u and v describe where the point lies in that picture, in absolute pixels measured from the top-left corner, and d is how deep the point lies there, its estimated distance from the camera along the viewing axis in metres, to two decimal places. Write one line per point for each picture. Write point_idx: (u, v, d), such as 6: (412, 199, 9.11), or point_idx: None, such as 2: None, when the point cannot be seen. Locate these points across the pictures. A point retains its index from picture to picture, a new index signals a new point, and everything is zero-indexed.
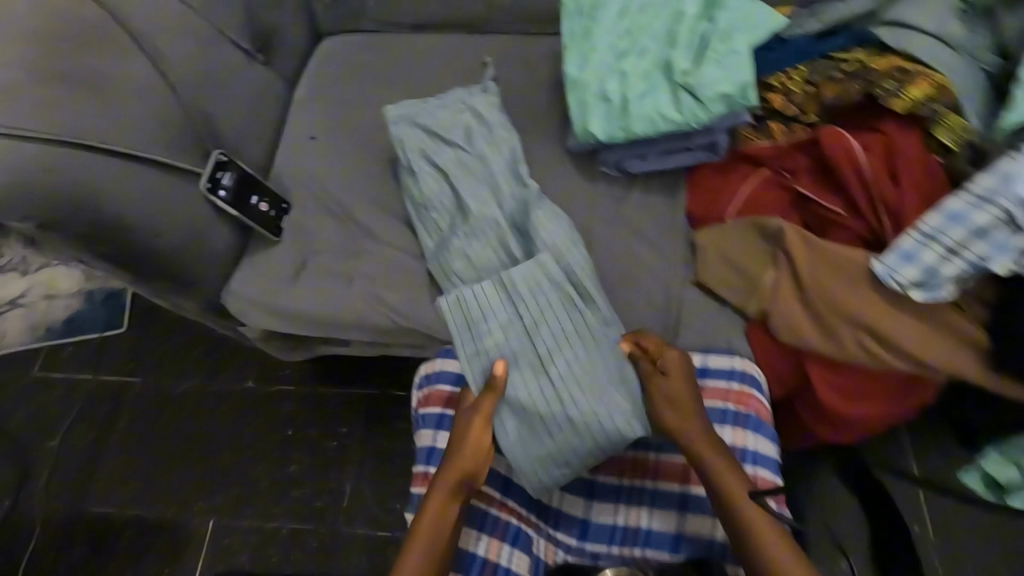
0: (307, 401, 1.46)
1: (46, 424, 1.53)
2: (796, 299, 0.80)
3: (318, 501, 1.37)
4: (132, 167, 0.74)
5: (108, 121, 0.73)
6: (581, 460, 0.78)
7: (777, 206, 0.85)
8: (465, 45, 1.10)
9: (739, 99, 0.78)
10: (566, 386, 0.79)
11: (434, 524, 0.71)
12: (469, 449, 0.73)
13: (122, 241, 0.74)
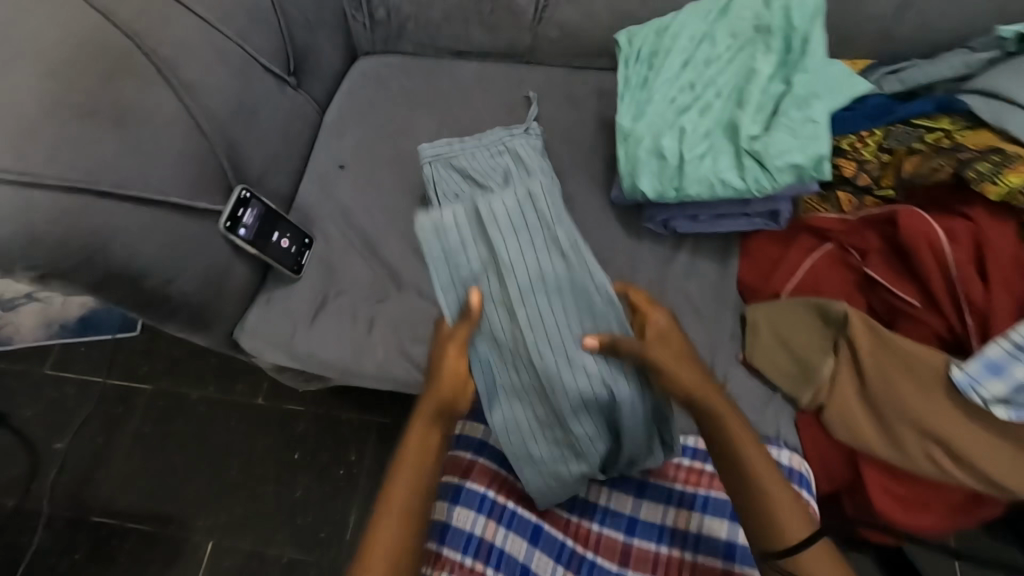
0: (317, 423, 1.40)
1: (49, 424, 1.45)
2: (855, 395, 0.73)
3: (321, 531, 1.32)
4: (147, 206, 0.68)
5: (123, 154, 0.67)
6: (559, 413, 0.72)
7: (840, 286, 0.78)
8: (508, 75, 1.03)
9: (811, 171, 0.71)
10: (547, 331, 0.70)
11: (414, 470, 0.66)
12: (443, 384, 0.66)
13: (133, 290, 0.69)
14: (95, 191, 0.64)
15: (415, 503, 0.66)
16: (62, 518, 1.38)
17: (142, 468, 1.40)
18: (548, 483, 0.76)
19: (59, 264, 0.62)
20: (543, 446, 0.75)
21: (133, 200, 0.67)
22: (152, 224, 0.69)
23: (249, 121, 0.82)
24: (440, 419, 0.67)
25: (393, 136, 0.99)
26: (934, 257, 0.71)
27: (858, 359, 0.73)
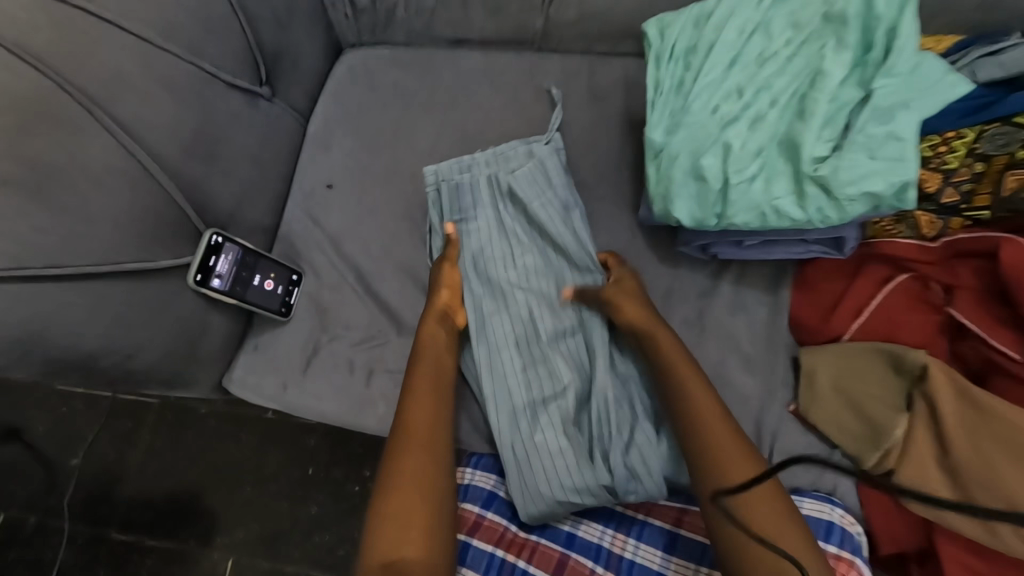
0: (330, 438, 1.35)
1: (62, 440, 1.44)
2: (934, 461, 0.62)
3: (339, 549, 1.29)
4: (96, 275, 0.59)
5: (60, 220, 0.57)
6: (536, 363, 0.75)
7: (918, 330, 0.65)
8: (517, 67, 0.88)
9: (891, 201, 0.57)
10: (532, 279, 0.78)
11: (430, 363, 0.71)
12: (445, 289, 0.77)
13: (91, 371, 0.61)
14: (28, 274, 0.55)
15: (433, 395, 0.69)
16: (82, 534, 1.39)
17: (159, 482, 1.39)
18: (524, 451, 0.72)
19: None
20: (528, 417, 0.73)
21: (76, 276, 0.58)
22: (100, 300, 0.59)
23: (212, 153, 0.71)
24: (443, 317, 0.75)
25: (386, 148, 0.87)
26: None
27: (938, 418, 0.61)
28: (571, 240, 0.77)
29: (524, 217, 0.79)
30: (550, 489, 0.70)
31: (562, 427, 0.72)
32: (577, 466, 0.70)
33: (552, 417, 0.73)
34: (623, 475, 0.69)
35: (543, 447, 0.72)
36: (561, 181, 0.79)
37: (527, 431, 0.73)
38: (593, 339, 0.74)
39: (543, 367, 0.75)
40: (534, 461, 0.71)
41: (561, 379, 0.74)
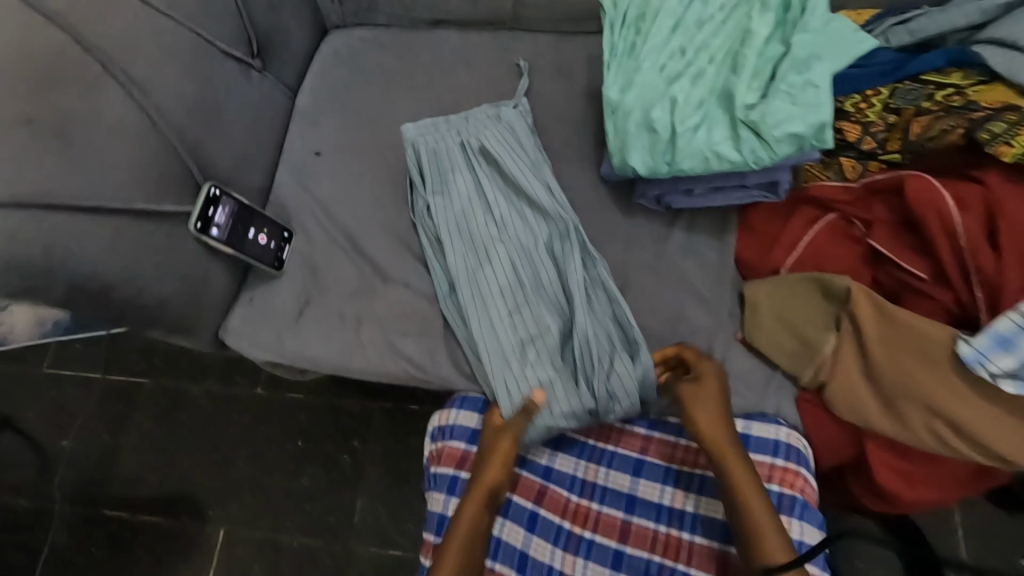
0: (320, 412, 1.39)
1: (53, 424, 1.45)
2: (859, 370, 0.71)
3: (330, 516, 1.32)
4: (107, 215, 0.65)
5: (73, 164, 0.63)
6: (520, 306, 0.80)
7: (844, 259, 0.74)
8: (491, 45, 0.96)
9: (812, 140, 0.66)
10: (511, 231, 0.83)
11: (460, 549, 0.71)
12: (493, 464, 0.74)
13: (103, 304, 0.66)
14: (52, 205, 0.62)
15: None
16: (75, 514, 1.39)
17: (153, 461, 1.41)
18: (513, 386, 0.78)
19: (18, 286, 0.60)
20: (516, 355, 0.79)
21: (90, 212, 0.64)
22: (114, 236, 0.65)
23: (212, 115, 0.77)
24: (490, 500, 0.73)
25: (370, 119, 0.93)
26: (945, 226, 0.66)
27: (861, 335, 0.70)
28: (542, 191, 0.84)
29: (499, 176, 0.86)
30: (540, 417, 0.77)
31: (547, 362, 0.78)
32: (563, 394, 0.77)
33: (538, 354, 0.78)
34: (604, 397, 0.76)
35: (531, 380, 0.77)
36: (528, 141, 0.87)
37: (516, 368, 0.78)
38: (570, 279, 0.80)
39: (527, 309, 0.80)
40: (523, 394, 0.77)
41: (543, 319, 0.79)
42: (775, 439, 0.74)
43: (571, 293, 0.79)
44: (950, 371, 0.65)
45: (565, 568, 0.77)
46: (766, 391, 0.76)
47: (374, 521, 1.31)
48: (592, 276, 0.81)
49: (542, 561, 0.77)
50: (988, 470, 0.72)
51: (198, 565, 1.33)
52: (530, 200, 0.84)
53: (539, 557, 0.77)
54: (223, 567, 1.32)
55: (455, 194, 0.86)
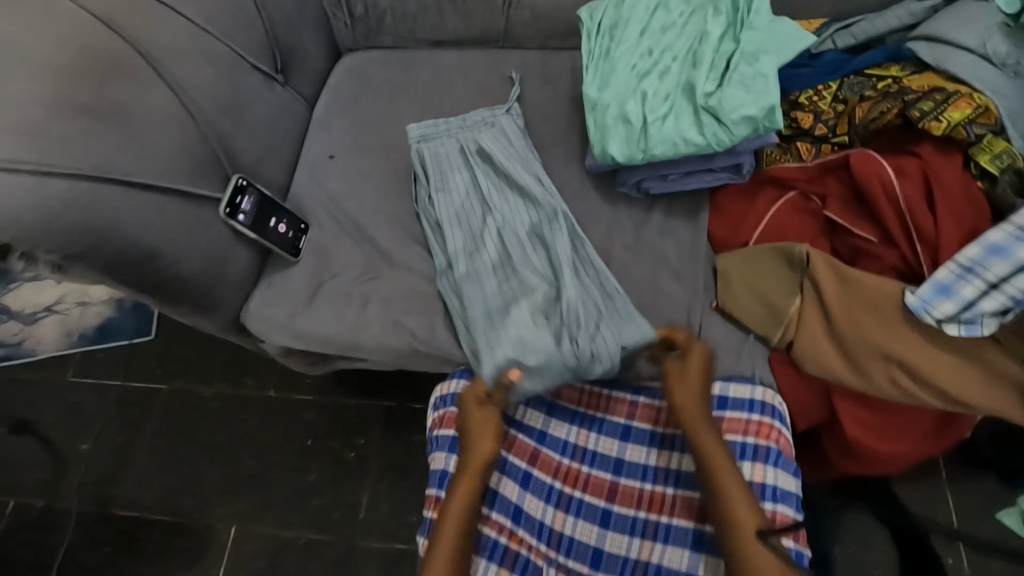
0: (325, 412, 1.41)
1: (70, 428, 1.44)
2: (821, 327, 0.77)
3: (335, 512, 1.32)
4: (152, 195, 0.76)
5: (125, 149, 0.75)
6: (510, 278, 0.86)
7: (803, 231, 0.83)
8: (486, 62, 1.07)
9: (764, 122, 0.76)
10: (505, 216, 0.91)
11: (456, 522, 0.73)
12: (482, 439, 0.78)
13: (143, 271, 0.76)
14: (107, 178, 0.72)
15: (453, 553, 0.72)
16: (79, 516, 1.37)
17: (161, 462, 1.40)
18: (499, 344, 0.82)
19: (74, 246, 0.70)
20: (504, 317, 0.83)
21: (137, 187, 0.75)
22: (157, 211, 0.76)
23: (239, 118, 0.89)
24: (481, 475, 0.76)
25: (377, 127, 1.04)
26: (887, 193, 0.75)
27: (820, 294, 0.77)
28: (531, 180, 0.92)
29: (493, 170, 0.94)
30: (526, 372, 0.80)
31: (534, 322, 0.82)
32: (546, 348, 0.80)
33: (523, 314, 0.83)
34: (587, 352, 0.80)
35: (516, 337, 0.81)
36: (517, 137, 0.96)
37: (503, 328, 0.83)
38: (557, 253, 0.86)
39: (515, 278, 0.86)
40: (507, 348, 0.81)
41: (530, 285, 0.85)
42: (751, 398, 0.79)
43: (559, 266, 0.86)
44: (899, 321, 0.72)
45: (555, 525, 0.80)
46: (740, 354, 0.83)
47: (377, 517, 1.30)
48: (580, 253, 0.87)
49: (534, 516, 0.80)
50: (950, 419, 0.78)
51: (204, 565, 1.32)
52: (521, 188, 0.92)
53: (531, 513, 0.80)
54: (232, 564, 1.32)
55: (453, 185, 0.94)
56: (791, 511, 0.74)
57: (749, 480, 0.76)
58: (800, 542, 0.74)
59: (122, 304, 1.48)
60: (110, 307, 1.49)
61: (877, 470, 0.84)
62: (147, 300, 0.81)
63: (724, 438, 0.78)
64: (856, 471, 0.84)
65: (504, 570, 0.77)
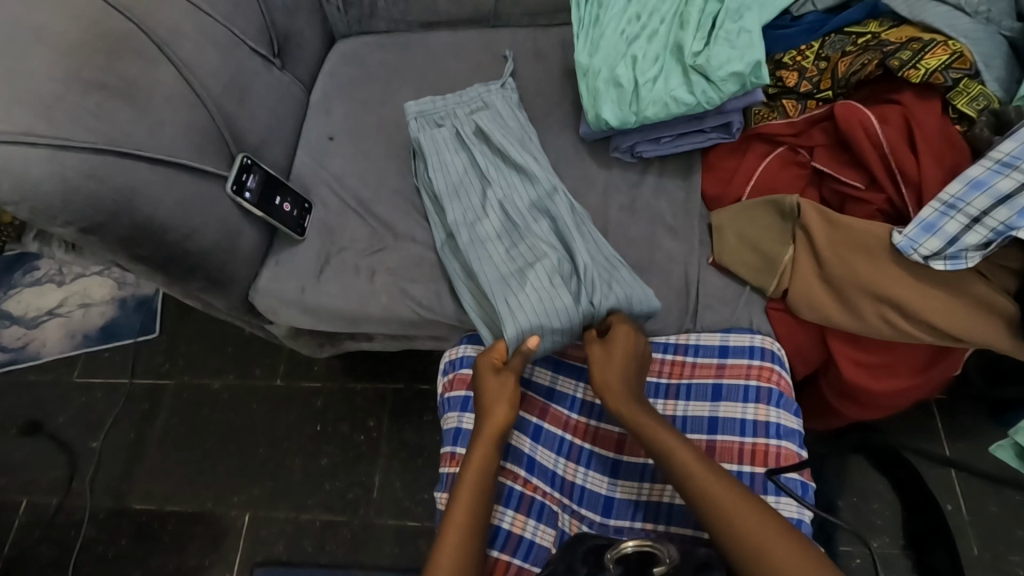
0: (334, 398, 1.35)
1: (83, 425, 1.39)
2: (814, 272, 0.80)
3: (349, 493, 1.27)
4: (164, 170, 0.81)
5: (134, 127, 0.79)
6: (518, 247, 0.86)
7: (792, 183, 0.86)
8: (478, 40, 1.07)
9: (751, 77, 0.79)
10: (503, 190, 0.90)
11: (473, 488, 0.70)
12: (499, 404, 0.74)
13: (158, 244, 0.80)
14: (122, 152, 0.76)
15: (470, 519, 0.69)
16: (81, 512, 1.32)
17: (167, 452, 1.35)
18: (517, 309, 0.81)
19: (91, 218, 0.74)
20: (519, 281, 0.83)
21: (147, 160, 0.79)
22: (167, 182, 0.80)
23: (241, 100, 0.93)
24: (499, 441, 0.73)
25: (374, 106, 1.04)
26: (870, 140, 0.79)
27: (812, 240, 0.80)
28: (526, 152, 0.92)
29: (487, 145, 0.94)
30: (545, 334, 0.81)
31: (551, 283, 0.82)
32: (564, 308, 0.81)
33: (538, 279, 0.83)
34: (604, 309, 0.81)
35: (535, 301, 0.81)
36: (511, 111, 0.96)
37: (519, 291, 0.83)
38: (561, 220, 0.87)
39: (525, 246, 0.86)
40: (528, 311, 0.81)
41: (541, 252, 0.85)
42: (751, 345, 0.82)
43: (567, 233, 0.86)
44: (886, 258, 0.76)
45: (567, 475, 0.83)
46: (737, 305, 0.86)
47: (391, 495, 1.25)
48: (581, 220, 0.88)
49: (547, 466, 0.82)
50: (944, 356, 0.80)
51: (215, 557, 1.26)
52: (516, 160, 0.91)
53: (544, 463, 0.82)
54: (248, 549, 1.26)
55: (448, 162, 0.93)
56: (795, 447, 0.77)
57: (753, 421, 0.79)
58: (805, 476, 0.76)
59: (123, 303, 1.49)
60: (111, 306, 1.49)
61: (874, 409, 0.87)
62: (162, 275, 0.84)
63: (727, 384, 0.82)
64: (855, 412, 0.87)
65: (520, 516, 0.78)
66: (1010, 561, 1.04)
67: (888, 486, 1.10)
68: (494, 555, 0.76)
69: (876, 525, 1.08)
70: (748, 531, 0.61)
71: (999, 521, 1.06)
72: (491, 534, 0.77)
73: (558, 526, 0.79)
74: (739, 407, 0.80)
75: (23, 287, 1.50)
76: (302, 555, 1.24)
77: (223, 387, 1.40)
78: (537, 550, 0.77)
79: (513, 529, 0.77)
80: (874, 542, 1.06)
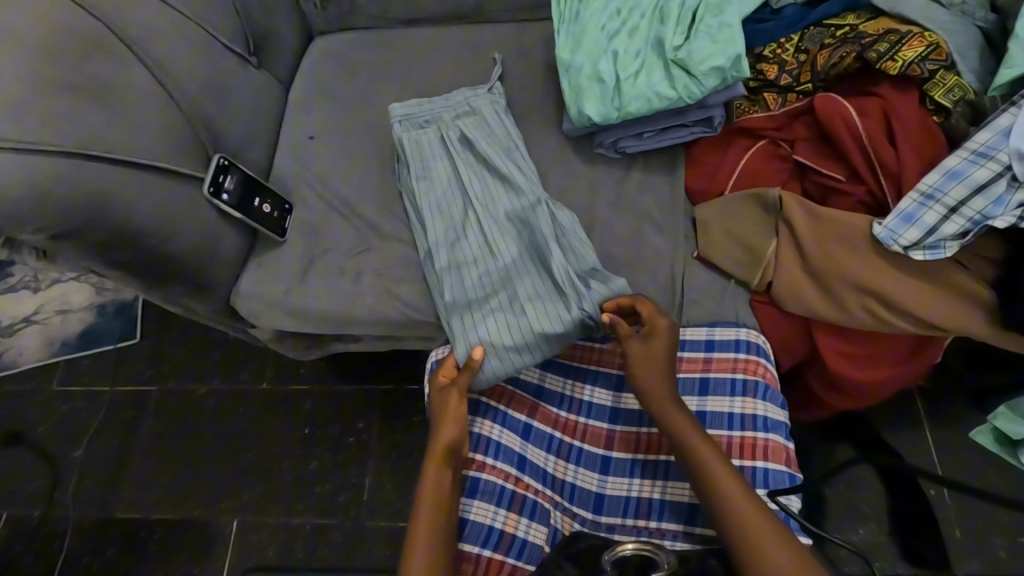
0: (323, 401, 1.34)
1: (64, 435, 1.36)
2: (797, 265, 0.81)
3: (339, 497, 1.26)
4: (134, 171, 0.78)
5: (105, 127, 0.77)
6: (495, 265, 0.86)
7: (774, 177, 0.87)
8: (459, 37, 1.06)
9: (733, 71, 0.80)
10: (483, 203, 0.89)
11: (433, 507, 0.71)
12: (447, 424, 0.75)
13: (134, 249, 0.78)
14: (89, 154, 0.74)
15: (434, 538, 0.69)
16: (64, 524, 1.29)
17: (152, 460, 1.33)
18: (490, 328, 0.83)
19: (64, 225, 0.72)
20: (490, 311, 0.84)
21: (122, 163, 0.77)
22: (144, 187, 0.79)
23: (217, 99, 0.91)
24: (449, 458, 0.74)
25: (354, 105, 1.02)
26: (851, 133, 0.79)
27: (795, 234, 0.80)
28: (509, 161, 0.90)
29: (470, 154, 0.92)
30: (516, 352, 0.82)
31: (520, 311, 0.83)
32: (540, 325, 0.82)
33: (512, 297, 0.84)
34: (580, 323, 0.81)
35: (509, 322, 0.83)
36: (498, 115, 0.94)
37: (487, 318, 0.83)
38: (540, 232, 0.85)
39: (501, 263, 0.86)
40: (500, 328, 0.83)
41: (518, 270, 0.85)
42: (738, 339, 0.83)
43: (541, 251, 0.85)
44: (868, 250, 0.76)
45: (557, 473, 0.83)
46: (723, 299, 0.86)
47: (382, 497, 1.25)
48: (563, 227, 0.86)
49: (537, 464, 0.82)
50: (926, 344, 0.82)
51: (203, 564, 1.25)
52: (497, 170, 0.90)
53: (535, 461, 0.82)
54: (238, 556, 1.24)
55: (430, 173, 0.92)
56: (783, 439, 0.78)
57: (741, 414, 0.79)
58: (793, 467, 0.77)
59: (102, 310, 1.45)
60: (90, 313, 1.45)
61: (857, 400, 0.88)
62: (137, 281, 0.82)
63: (713, 378, 0.82)
64: (840, 404, 0.88)
65: (512, 514, 0.77)
66: (992, 543, 1.06)
67: (874, 474, 1.11)
68: (487, 555, 0.75)
69: (863, 512, 1.09)
70: (761, 543, 0.62)
71: (983, 506, 1.08)
72: (484, 534, 0.76)
73: (550, 523, 0.79)
74: (726, 401, 0.80)
75: None
76: (293, 560, 1.22)
77: (207, 391, 1.38)
78: (531, 548, 0.76)
79: (505, 528, 0.77)
80: (861, 529, 1.08)
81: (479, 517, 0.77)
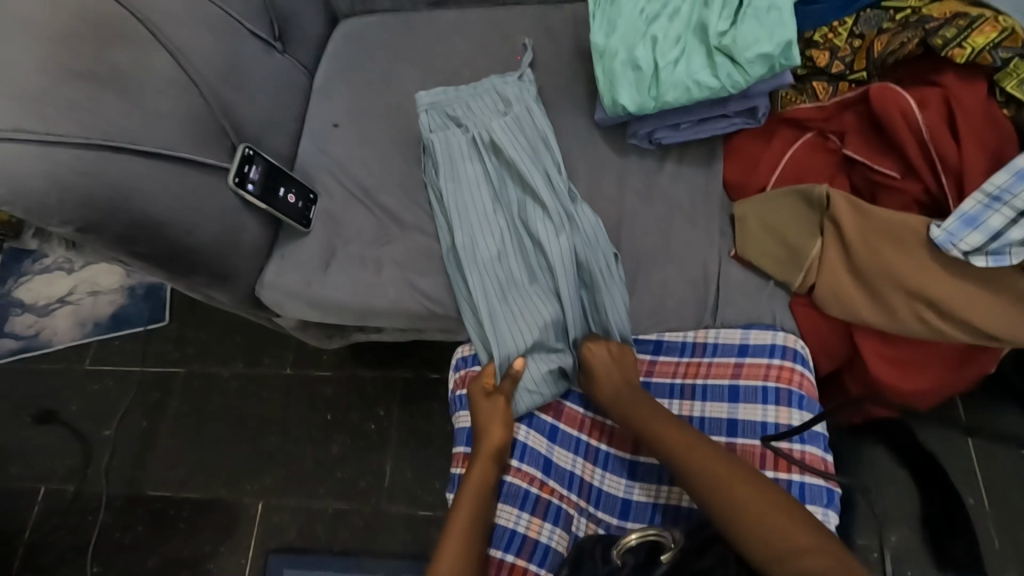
0: (342, 386, 1.34)
1: (95, 414, 1.39)
2: (842, 268, 0.76)
3: (360, 482, 1.27)
4: (157, 163, 0.77)
5: (128, 118, 0.76)
6: (521, 280, 0.84)
7: (821, 172, 0.81)
8: (486, 20, 1.01)
9: (780, 59, 0.75)
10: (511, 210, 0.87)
11: (469, 511, 0.71)
12: (493, 428, 0.77)
13: (157, 240, 0.78)
14: (112, 146, 0.73)
15: (470, 531, 0.70)
16: (97, 500, 1.33)
17: (179, 440, 1.36)
18: (514, 341, 0.81)
19: (86, 216, 0.71)
20: (515, 327, 0.82)
21: (144, 154, 0.76)
22: (166, 177, 0.78)
23: (240, 87, 0.90)
24: (496, 459, 0.75)
25: (378, 90, 1.00)
26: (908, 126, 0.74)
27: (841, 235, 0.76)
28: (541, 170, 0.86)
29: (500, 154, 0.89)
30: (537, 374, 0.80)
31: (546, 332, 0.81)
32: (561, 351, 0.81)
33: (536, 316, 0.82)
34: None
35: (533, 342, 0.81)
36: (532, 110, 0.90)
37: (513, 334, 0.81)
38: (567, 251, 0.82)
39: (528, 278, 0.84)
40: (525, 347, 0.81)
41: (544, 287, 0.84)
42: (775, 344, 0.79)
43: (564, 276, 0.82)
44: (921, 253, 0.71)
45: (585, 476, 0.81)
46: (760, 300, 0.82)
47: (402, 484, 1.25)
48: (592, 246, 0.83)
49: (564, 467, 0.81)
50: (981, 354, 0.76)
51: (228, 544, 1.27)
52: (526, 176, 0.87)
53: (561, 464, 0.81)
54: (263, 536, 1.27)
55: (457, 172, 0.89)
56: (820, 451, 0.74)
57: (774, 424, 0.76)
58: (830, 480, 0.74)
59: (133, 292, 1.48)
60: (121, 295, 1.48)
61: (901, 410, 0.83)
62: (162, 272, 0.82)
63: (745, 384, 0.79)
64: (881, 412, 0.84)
65: (536, 519, 0.76)
66: None
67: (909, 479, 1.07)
68: (510, 560, 0.75)
69: (895, 518, 1.05)
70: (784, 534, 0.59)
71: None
72: (506, 537, 0.75)
73: (573, 530, 0.77)
74: (759, 410, 0.77)
75: (34, 274, 1.49)
76: (315, 542, 1.24)
77: (232, 375, 1.39)
78: (553, 555, 0.75)
79: (528, 533, 0.76)
80: (893, 536, 1.05)
81: (502, 521, 0.76)
